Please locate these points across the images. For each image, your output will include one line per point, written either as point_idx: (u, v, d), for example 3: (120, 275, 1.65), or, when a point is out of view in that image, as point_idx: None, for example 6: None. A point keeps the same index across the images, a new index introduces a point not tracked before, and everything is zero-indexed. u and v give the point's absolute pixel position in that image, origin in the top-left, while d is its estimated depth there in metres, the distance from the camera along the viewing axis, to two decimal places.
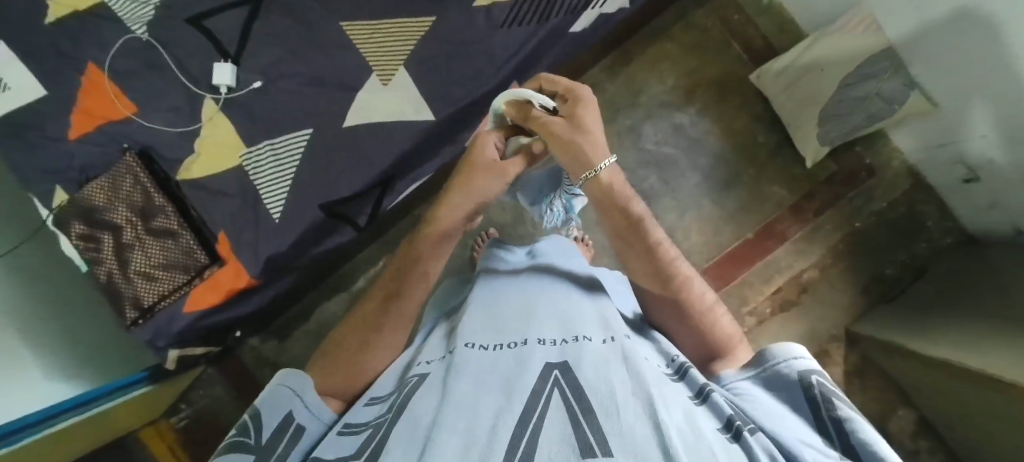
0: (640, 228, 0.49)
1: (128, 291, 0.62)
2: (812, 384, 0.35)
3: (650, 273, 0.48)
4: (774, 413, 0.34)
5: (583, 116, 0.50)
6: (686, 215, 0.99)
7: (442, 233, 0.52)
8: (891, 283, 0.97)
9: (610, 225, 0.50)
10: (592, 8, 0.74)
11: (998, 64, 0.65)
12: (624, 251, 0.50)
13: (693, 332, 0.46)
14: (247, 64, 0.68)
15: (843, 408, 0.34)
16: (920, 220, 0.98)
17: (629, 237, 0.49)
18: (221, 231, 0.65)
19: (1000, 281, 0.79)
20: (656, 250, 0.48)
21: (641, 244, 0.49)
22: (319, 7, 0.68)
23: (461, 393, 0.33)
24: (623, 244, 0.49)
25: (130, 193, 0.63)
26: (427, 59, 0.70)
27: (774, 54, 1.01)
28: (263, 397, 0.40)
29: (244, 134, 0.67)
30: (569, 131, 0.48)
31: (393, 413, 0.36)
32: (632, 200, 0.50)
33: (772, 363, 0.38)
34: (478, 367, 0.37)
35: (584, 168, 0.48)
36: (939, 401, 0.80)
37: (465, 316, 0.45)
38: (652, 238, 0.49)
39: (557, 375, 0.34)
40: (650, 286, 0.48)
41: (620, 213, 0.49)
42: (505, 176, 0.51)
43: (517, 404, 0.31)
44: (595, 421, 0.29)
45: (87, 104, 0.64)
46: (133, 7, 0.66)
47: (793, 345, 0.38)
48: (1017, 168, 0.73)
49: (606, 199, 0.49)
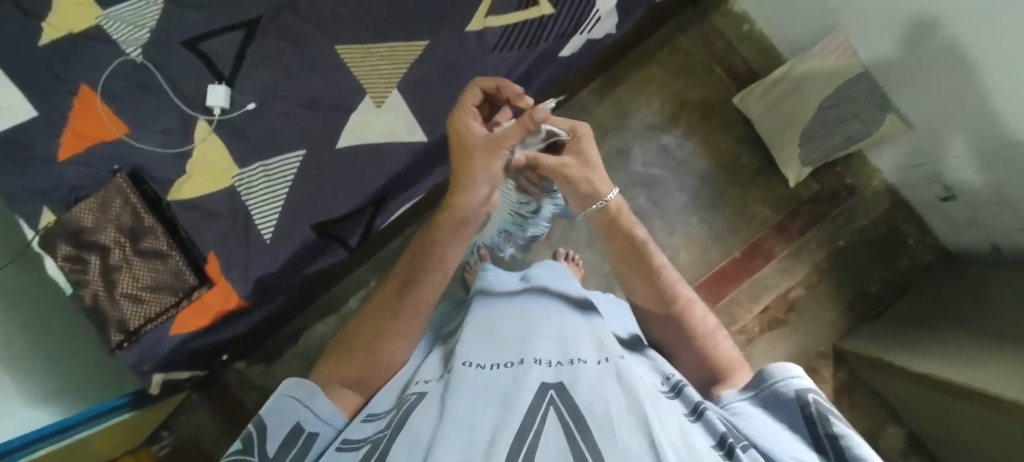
0: (643, 253, 0.51)
1: (115, 315, 0.61)
2: (808, 402, 0.36)
3: (651, 294, 0.50)
4: (770, 432, 0.35)
5: (590, 151, 0.53)
6: (675, 235, 1.01)
7: (460, 219, 0.52)
8: (876, 300, 0.99)
9: (612, 248, 0.52)
10: (581, 33, 0.76)
11: (969, 88, 0.68)
12: (627, 273, 0.51)
13: (693, 351, 0.47)
14: (242, 86, 0.68)
15: (838, 425, 0.34)
16: (901, 238, 1.00)
17: (630, 261, 0.51)
18: (211, 252, 0.65)
19: (982, 296, 0.81)
20: (658, 272, 0.50)
21: (644, 269, 0.50)
22: (315, 30, 0.70)
23: (458, 411, 0.33)
24: (626, 267, 0.51)
25: (119, 214, 0.63)
26: (420, 81, 0.71)
27: (754, 78, 1.05)
28: (270, 414, 0.39)
29: (237, 156, 0.67)
30: (582, 167, 0.52)
31: (392, 428, 0.35)
32: (634, 227, 0.53)
33: (770, 382, 0.38)
34: (474, 386, 0.36)
35: (596, 199, 0.51)
36: (928, 417, 0.81)
37: (462, 336, 0.45)
38: (655, 261, 0.51)
39: (553, 394, 0.34)
40: (652, 307, 0.50)
41: (622, 237, 0.52)
42: (503, 148, 0.51)
43: (512, 419, 0.31)
44: (591, 439, 0.29)
45: (78, 124, 0.64)
46: (128, 30, 0.66)
47: (789, 365, 0.39)
48: (990, 187, 0.76)
49: (608, 227, 0.52)
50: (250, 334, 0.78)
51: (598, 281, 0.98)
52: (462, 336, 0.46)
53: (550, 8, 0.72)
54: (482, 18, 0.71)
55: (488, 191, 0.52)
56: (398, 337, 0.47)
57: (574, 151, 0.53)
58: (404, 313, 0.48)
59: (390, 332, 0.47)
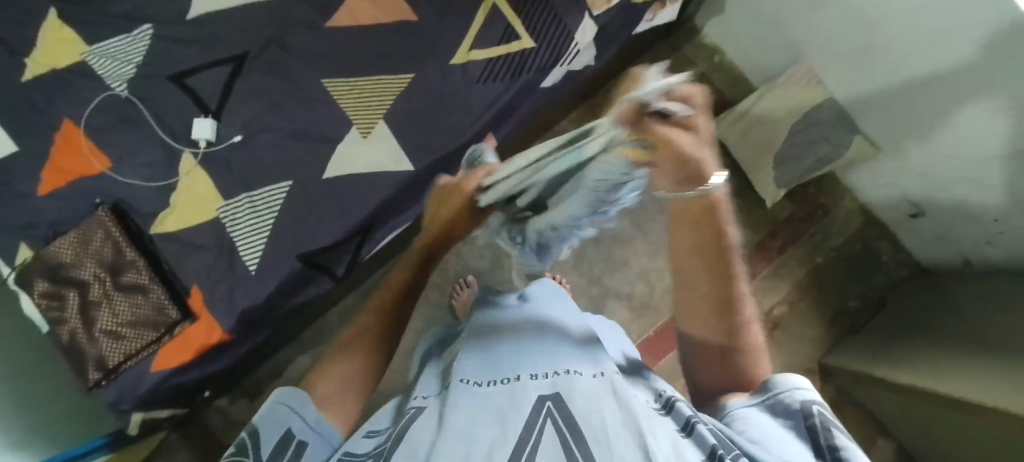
0: (725, 253, 0.41)
1: (92, 352, 0.60)
2: (812, 414, 0.34)
3: (713, 298, 0.41)
4: (766, 438, 0.33)
5: (701, 119, 0.33)
6: (659, 256, 1.02)
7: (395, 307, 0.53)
8: (855, 315, 1.02)
9: (688, 237, 0.41)
10: (561, 66, 0.78)
11: (930, 109, 0.72)
12: (692, 267, 0.42)
13: (728, 364, 0.41)
14: (228, 119, 0.69)
15: (840, 437, 0.32)
16: (876, 255, 1.04)
17: (704, 257, 0.41)
18: (194, 286, 0.64)
19: (957, 308, 0.84)
20: (731, 276, 0.41)
21: (715, 270, 0.41)
22: (301, 65, 0.71)
23: (458, 424, 0.33)
24: (695, 261, 0.41)
25: (100, 248, 0.62)
26: (406, 112, 0.73)
27: (727, 105, 1.09)
28: (263, 420, 0.40)
29: (222, 188, 0.67)
30: (694, 145, 0.33)
31: (391, 443, 0.35)
32: (727, 227, 0.41)
33: (774, 392, 0.37)
34: (472, 402, 0.36)
35: (697, 184, 0.36)
36: (913, 426, 0.82)
37: (460, 357, 0.45)
38: (732, 264, 0.42)
39: (550, 406, 0.34)
40: (707, 309, 0.42)
41: (707, 232, 0.40)
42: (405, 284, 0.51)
43: (510, 434, 0.31)
44: (587, 450, 0.30)
45: (60, 159, 0.64)
46: (114, 65, 0.67)
47: (794, 376, 0.37)
48: (954, 202, 0.80)
49: (700, 217, 0.40)
50: (233, 368, 0.76)
51: (586, 304, 0.98)
52: (461, 354, 0.45)
53: (531, 41, 0.74)
54: (466, 52, 0.73)
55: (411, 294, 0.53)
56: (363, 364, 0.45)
57: (686, 121, 0.32)
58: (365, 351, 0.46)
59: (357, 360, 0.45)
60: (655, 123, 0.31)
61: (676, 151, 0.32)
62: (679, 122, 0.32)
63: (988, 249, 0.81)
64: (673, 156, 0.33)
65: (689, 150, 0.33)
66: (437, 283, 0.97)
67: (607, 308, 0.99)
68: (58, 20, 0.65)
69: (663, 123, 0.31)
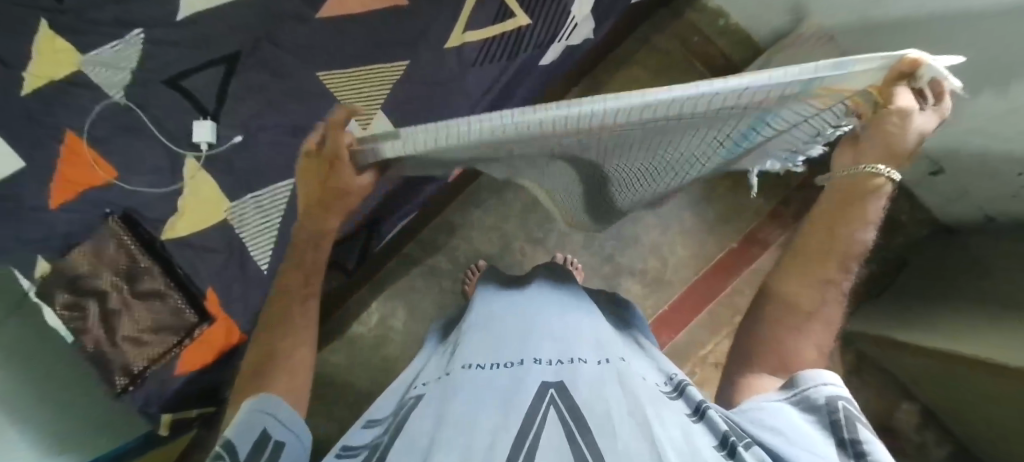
0: (852, 246, 0.38)
1: (118, 359, 0.63)
2: (837, 409, 0.32)
3: (813, 282, 0.39)
4: (786, 432, 0.32)
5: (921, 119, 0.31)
6: (670, 231, 1.00)
7: (293, 328, 0.45)
8: (876, 278, 1.00)
9: (827, 212, 0.38)
10: (559, 42, 0.75)
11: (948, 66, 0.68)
12: (813, 245, 0.39)
13: (792, 347, 0.39)
14: (227, 120, 0.69)
15: (864, 431, 0.31)
16: (896, 216, 1.00)
17: (829, 242, 0.38)
18: (209, 287, 0.66)
19: (983, 269, 0.82)
20: (847, 267, 0.39)
21: (833, 255, 0.38)
22: (294, 59, 0.70)
23: (459, 411, 0.33)
24: (820, 243, 0.39)
25: (114, 258, 0.64)
26: (404, 101, 0.72)
27: (733, 68, 1.05)
28: (233, 429, 0.36)
29: (227, 190, 0.68)
30: (903, 131, 0.32)
31: (391, 433, 0.34)
32: (868, 227, 0.38)
33: (802, 388, 0.35)
34: (474, 388, 0.35)
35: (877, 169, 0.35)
36: (940, 389, 0.83)
37: (466, 338, 0.44)
38: (852, 264, 0.39)
39: (553, 393, 0.33)
40: (800, 292, 0.39)
41: (848, 223, 0.37)
42: (287, 299, 0.46)
43: (513, 420, 0.31)
44: (591, 439, 0.29)
45: (65, 171, 0.64)
46: (110, 73, 0.66)
47: (823, 371, 0.35)
48: (975, 157, 0.77)
49: (847, 193, 0.37)
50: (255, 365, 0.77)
51: (598, 284, 0.98)
52: (464, 337, 0.45)
53: (527, 18, 0.72)
54: (460, 35, 0.71)
55: (309, 321, 0.47)
56: (300, 346, 0.45)
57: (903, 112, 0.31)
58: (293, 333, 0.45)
59: (290, 347, 0.44)
60: (903, 85, 0.29)
61: (899, 110, 0.31)
62: (921, 88, 0.30)
63: (1012, 203, 0.78)
64: (887, 125, 0.32)
65: (912, 118, 0.31)
66: (450, 270, 0.97)
67: (619, 286, 0.98)
68: (49, 30, 0.65)
69: (908, 88, 0.30)
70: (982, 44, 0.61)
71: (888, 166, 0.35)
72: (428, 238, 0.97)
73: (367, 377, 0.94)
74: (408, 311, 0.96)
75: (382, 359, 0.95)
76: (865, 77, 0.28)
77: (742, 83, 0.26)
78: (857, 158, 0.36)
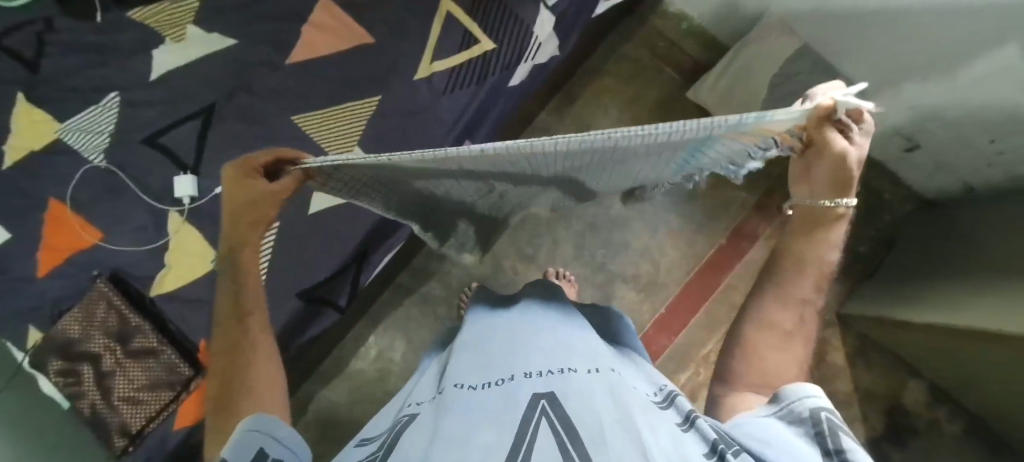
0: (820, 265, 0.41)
1: (116, 420, 0.63)
2: (821, 420, 0.33)
3: (793, 300, 0.42)
4: (773, 442, 0.32)
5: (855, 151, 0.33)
6: (659, 232, 1.01)
7: (248, 340, 0.44)
8: (868, 259, 1.01)
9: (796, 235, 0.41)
10: (526, 61, 0.78)
11: (906, 45, 0.70)
12: (788, 265, 0.42)
13: (776, 363, 0.41)
14: (207, 172, 0.69)
15: (847, 440, 0.32)
16: (879, 196, 1.01)
17: (800, 264, 0.41)
18: (202, 341, 0.66)
19: (970, 238, 0.83)
20: (819, 284, 0.41)
21: (805, 274, 0.41)
22: (268, 105, 0.71)
23: (450, 428, 0.33)
24: (793, 262, 0.41)
25: (105, 319, 0.64)
26: (378, 136, 0.72)
27: (702, 69, 1.07)
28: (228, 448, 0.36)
29: (212, 239, 0.68)
30: (845, 164, 0.33)
31: (383, 452, 0.35)
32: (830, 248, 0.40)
33: (786, 403, 0.35)
34: (465, 406, 0.35)
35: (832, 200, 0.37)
36: (940, 362, 0.83)
37: (454, 359, 0.45)
38: (823, 281, 0.42)
39: (545, 405, 0.34)
40: (781, 308, 0.42)
41: (811, 245, 0.40)
42: (233, 314, 0.45)
43: (506, 439, 0.31)
44: (584, 450, 0.29)
45: (52, 239, 0.65)
46: (88, 137, 0.67)
47: (806, 384, 0.36)
48: (948, 130, 0.78)
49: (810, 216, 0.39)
50: None
51: (593, 293, 0.98)
52: (454, 357, 0.45)
53: (491, 43, 0.74)
54: (428, 65, 0.73)
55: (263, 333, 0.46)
56: (265, 361, 0.44)
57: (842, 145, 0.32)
58: (260, 338, 0.45)
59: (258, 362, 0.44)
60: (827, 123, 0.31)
61: (833, 151, 0.32)
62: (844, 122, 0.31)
63: (989, 172, 0.80)
64: (830, 161, 0.33)
65: (846, 156, 0.33)
66: (444, 296, 0.97)
67: (614, 294, 0.99)
68: (27, 102, 0.66)
69: (834, 127, 0.31)
70: (933, 21, 0.63)
71: (843, 198, 0.37)
72: (418, 267, 0.98)
73: (371, 412, 0.93)
74: (407, 341, 0.96)
75: (384, 392, 0.94)
76: (792, 117, 0.28)
77: (670, 131, 0.26)
78: (814, 194, 0.38)
